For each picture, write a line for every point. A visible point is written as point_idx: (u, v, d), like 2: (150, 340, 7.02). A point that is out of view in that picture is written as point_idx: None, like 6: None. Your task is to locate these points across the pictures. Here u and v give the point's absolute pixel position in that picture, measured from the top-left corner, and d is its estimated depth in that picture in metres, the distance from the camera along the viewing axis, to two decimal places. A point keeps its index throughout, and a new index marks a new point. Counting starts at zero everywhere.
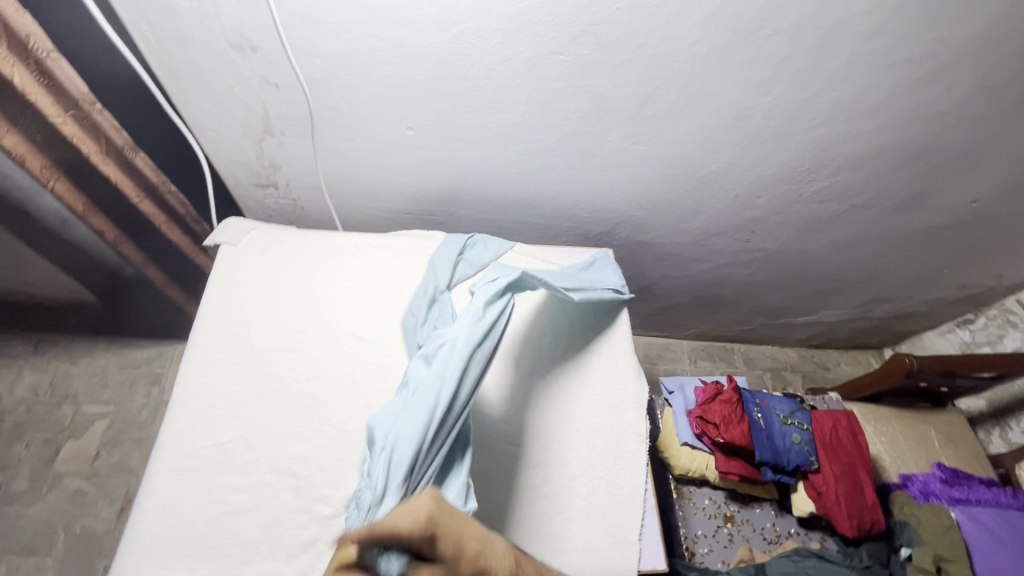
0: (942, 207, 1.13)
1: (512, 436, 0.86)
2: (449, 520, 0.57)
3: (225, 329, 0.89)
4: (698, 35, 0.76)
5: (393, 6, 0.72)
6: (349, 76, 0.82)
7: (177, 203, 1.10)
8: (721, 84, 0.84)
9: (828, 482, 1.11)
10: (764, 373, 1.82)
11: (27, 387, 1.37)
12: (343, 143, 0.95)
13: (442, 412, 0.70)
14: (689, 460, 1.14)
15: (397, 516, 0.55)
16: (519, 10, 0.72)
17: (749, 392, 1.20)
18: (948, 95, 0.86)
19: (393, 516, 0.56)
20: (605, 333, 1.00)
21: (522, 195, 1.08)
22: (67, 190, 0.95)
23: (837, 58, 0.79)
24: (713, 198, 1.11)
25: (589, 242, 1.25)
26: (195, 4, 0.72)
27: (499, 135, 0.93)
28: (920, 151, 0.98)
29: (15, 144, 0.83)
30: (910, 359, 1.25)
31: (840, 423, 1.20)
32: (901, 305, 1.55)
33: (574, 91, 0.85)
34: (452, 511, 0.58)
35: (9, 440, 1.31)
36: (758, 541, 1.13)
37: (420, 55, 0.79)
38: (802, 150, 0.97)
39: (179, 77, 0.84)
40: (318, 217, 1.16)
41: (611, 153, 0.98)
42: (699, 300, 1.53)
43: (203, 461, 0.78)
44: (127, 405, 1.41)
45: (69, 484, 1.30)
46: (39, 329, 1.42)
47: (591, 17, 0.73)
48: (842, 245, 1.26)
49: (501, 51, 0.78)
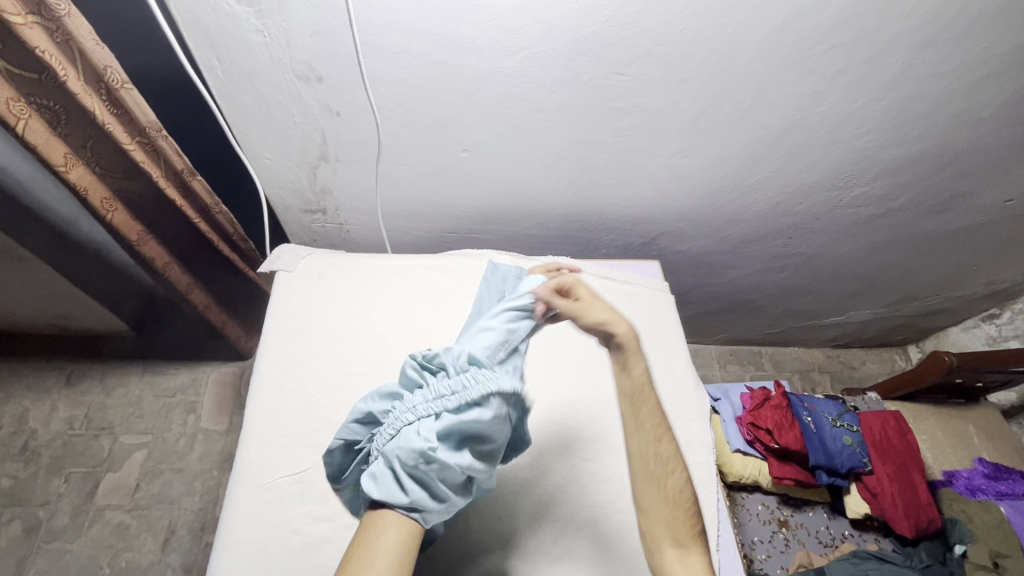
0: (978, 207, 1.15)
1: (584, 449, 0.85)
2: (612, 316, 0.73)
3: (291, 357, 0.90)
4: (757, 52, 0.78)
5: (463, 33, 0.74)
6: (411, 101, 0.83)
7: (228, 223, 1.06)
8: (774, 97, 0.86)
9: (882, 482, 1.14)
10: (793, 375, 1.84)
11: (62, 421, 1.31)
12: (397, 168, 0.96)
13: (407, 473, 0.56)
14: (743, 466, 1.15)
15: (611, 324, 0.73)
16: (587, 33, 0.74)
17: (797, 397, 1.24)
18: (994, 100, 0.88)
19: (610, 325, 0.73)
20: (663, 344, 1.02)
21: (568, 211, 1.09)
22: (124, 221, 0.91)
23: (889, 70, 0.82)
24: (755, 206, 1.12)
25: (629, 254, 1.26)
26: (267, 38, 0.75)
27: (552, 154, 0.94)
28: (960, 155, 1.00)
29: (80, 177, 0.81)
30: (948, 356, 1.25)
31: (888, 424, 1.24)
32: (929, 302, 1.57)
33: (629, 110, 0.86)
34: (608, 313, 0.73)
35: (47, 475, 1.24)
36: (814, 545, 1.12)
37: (485, 79, 0.80)
38: (848, 157, 0.99)
39: (243, 110, 0.86)
40: (363, 239, 1.17)
41: (661, 167, 0.99)
42: (730, 306, 1.55)
43: (282, 490, 0.77)
44: (165, 435, 1.33)
45: (110, 518, 1.22)
46: (71, 361, 1.37)
47: (656, 39, 0.75)
48: (876, 248, 1.28)
49: (563, 74, 0.80)
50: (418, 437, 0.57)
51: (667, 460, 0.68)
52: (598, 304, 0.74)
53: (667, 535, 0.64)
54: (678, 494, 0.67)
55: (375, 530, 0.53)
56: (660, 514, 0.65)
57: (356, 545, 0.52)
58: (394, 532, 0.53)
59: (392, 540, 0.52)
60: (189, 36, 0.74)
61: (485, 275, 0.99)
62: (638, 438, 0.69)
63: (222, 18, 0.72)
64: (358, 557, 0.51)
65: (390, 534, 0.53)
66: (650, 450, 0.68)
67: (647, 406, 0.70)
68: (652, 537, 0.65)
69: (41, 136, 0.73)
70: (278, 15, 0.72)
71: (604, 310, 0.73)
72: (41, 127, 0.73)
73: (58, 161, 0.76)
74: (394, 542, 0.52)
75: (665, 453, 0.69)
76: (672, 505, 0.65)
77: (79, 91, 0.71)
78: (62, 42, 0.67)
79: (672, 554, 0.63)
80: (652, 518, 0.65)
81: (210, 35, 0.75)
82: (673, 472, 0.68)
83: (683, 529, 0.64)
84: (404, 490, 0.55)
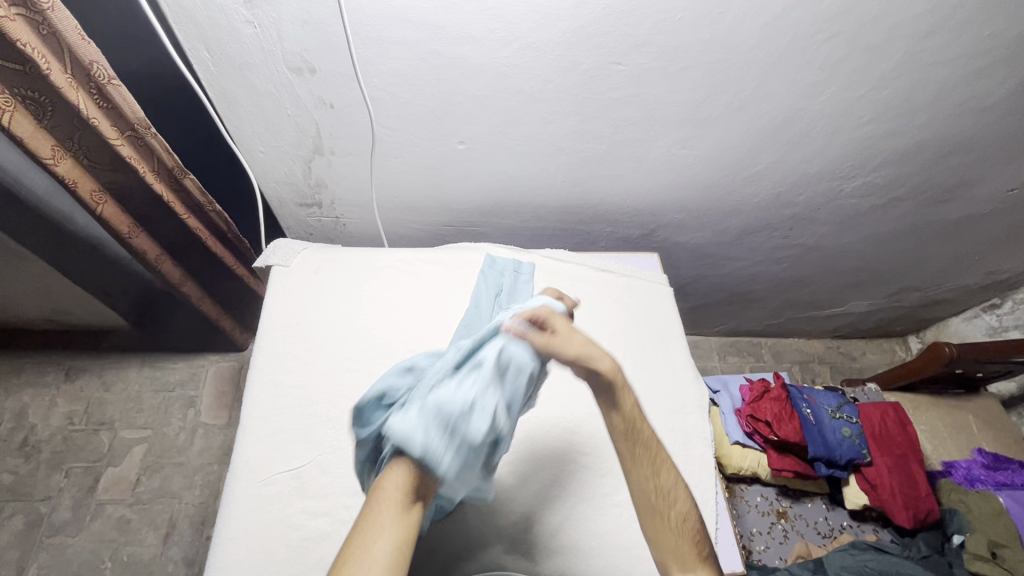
0: (981, 196, 1.14)
1: (580, 444, 0.84)
2: (594, 356, 0.65)
3: (286, 353, 0.89)
4: (757, 40, 0.76)
5: (457, 23, 0.72)
6: (405, 93, 0.82)
7: (221, 221, 1.05)
8: (774, 86, 0.84)
9: (881, 473, 1.15)
10: (793, 366, 1.83)
11: (61, 416, 1.31)
12: (392, 160, 0.95)
13: (435, 434, 0.55)
14: (741, 459, 1.14)
15: (594, 359, 0.65)
16: (584, 22, 0.73)
17: (796, 389, 1.24)
18: (999, 88, 0.87)
19: (592, 360, 0.65)
20: (662, 337, 1.02)
21: (566, 203, 1.08)
22: (114, 214, 0.91)
23: (891, 58, 0.80)
24: (755, 197, 1.11)
25: (628, 246, 1.25)
26: (258, 29, 0.73)
27: (550, 145, 0.93)
28: (963, 144, 0.98)
29: (68, 169, 0.80)
30: (948, 348, 1.25)
31: (888, 415, 1.23)
32: (930, 293, 1.56)
33: (628, 100, 0.85)
34: (587, 351, 0.65)
35: (48, 470, 1.25)
36: (812, 536, 1.13)
37: (481, 70, 0.79)
38: (850, 146, 0.98)
39: (235, 103, 0.85)
40: (359, 232, 1.16)
41: (659, 158, 0.98)
42: (730, 298, 1.54)
43: (280, 486, 0.77)
44: (165, 429, 1.33)
45: (112, 512, 1.22)
46: (69, 357, 1.37)
47: (654, 27, 0.74)
48: (878, 238, 1.27)
49: (561, 64, 0.78)
50: (459, 401, 0.56)
51: (670, 490, 0.66)
52: (578, 336, 0.66)
53: (674, 567, 0.63)
54: (686, 522, 0.65)
55: (370, 532, 0.50)
56: (667, 546, 0.65)
57: (347, 549, 0.49)
58: (390, 539, 0.50)
59: (383, 546, 0.49)
60: (177, 27, 0.73)
61: (484, 269, 1.01)
62: (636, 476, 0.67)
63: (211, 9, 0.71)
64: (350, 562, 0.48)
65: (385, 541, 0.50)
66: (645, 486, 0.67)
67: (638, 447, 0.68)
68: (663, 570, 0.65)
69: (26, 128, 0.73)
70: (267, 5, 0.70)
71: (584, 346, 0.65)
72: (26, 120, 0.72)
73: (46, 155, 0.76)
74: (388, 551, 0.49)
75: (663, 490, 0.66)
76: (677, 538, 0.64)
77: (64, 87, 0.70)
78: (48, 35, 0.66)
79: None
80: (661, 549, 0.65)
81: (199, 28, 0.73)
82: (675, 501, 0.66)
83: (690, 552, 0.63)
84: (424, 439, 0.55)
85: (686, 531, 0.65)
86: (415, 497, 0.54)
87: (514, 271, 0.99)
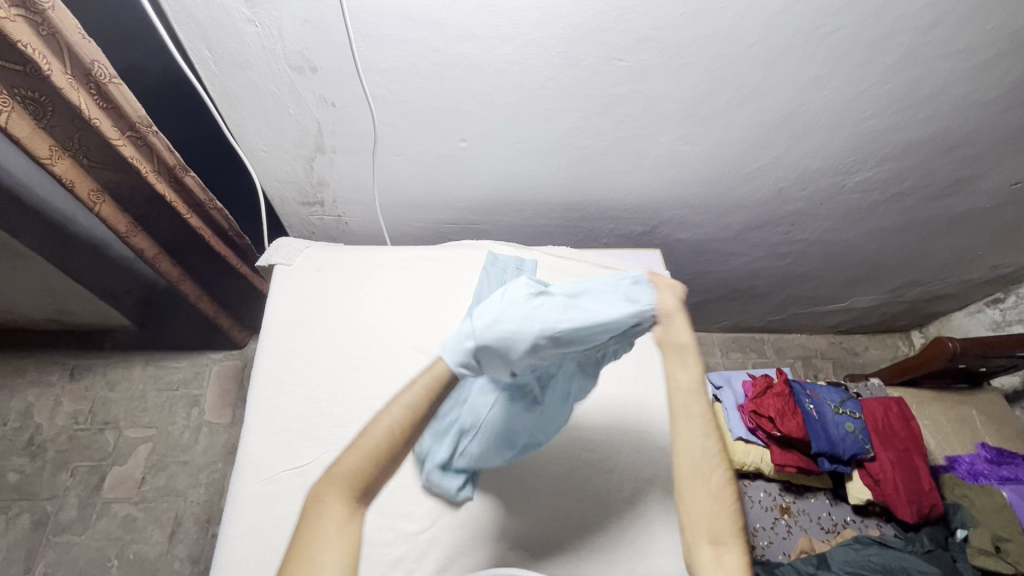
0: (985, 190, 1.13)
1: (585, 441, 0.87)
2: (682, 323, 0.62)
3: (290, 351, 0.89)
4: (759, 35, 0.76)
5: (458, 20, 0.72)
6: (407, 91, 0.82)
7: (222, 219, 1.05)
8: (776, 81, 0.84)
9: (884, 468, 1.14)
10: (796, 362, 1.83)
11: (67, 415, 1.31)
12: (394, 158, 0.95)
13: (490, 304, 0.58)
14: (745, 454, 1.15)
15: (677, 327, 0.62)
16: (585, 19, 0.73)
17: (799, 384, 1.24)
18: (1003, 81, 0.86)
19: (676, 329, 0.62)
20: None
21: (568, 200, 1.08)
22: (112, 213, 0.90)
23: (894, 52, 0.80)
24: (757, 193, 1.10)
25: (630, 242, 1.25)
26: (259, 27, 0.73)
27: (551, 142, 0.93)
28: (967, 138, 0.98)
29: (66, 169, 0.80)
30: (950, 342, 1.24)
31: (891, 410, 1.23)
32: (933, 288, 1.56)
33: (630, 96, 0.85)
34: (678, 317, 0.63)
35: (54, 469, 1.25)
36: (815, 531, 1.13)
37: (482, 67, 0.79)
38: (853, 141, 0.97)
39: (237, 102, 0.85)
40: (361, 230, 1.16)
41: (661, 154, 0.98)
42: (732, 294, 1.54)
43: (285, 484, 0.77)
44: (169, 428, 1.34)
45: (117, 510, 1.23)
46: (74, 357, 1.37)
47: (655, 23, 0.74)
48: (881, 233, 1.27)
49: (562, 61, 0.78)
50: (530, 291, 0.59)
51: (717, 458, 0.57)
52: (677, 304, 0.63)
53: (706, 536, 0.54)
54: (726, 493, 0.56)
55: (317, 535, 0.46)
56: (699, 516, 0.55)
57: (296, 556, 0.45)
58: (339, 549, 0.46)
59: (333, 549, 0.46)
60: (178, 26, 0.73)
61: (484, 266, 0.99)
62: (688, 435, 0.58)
63: (212, 7, 0.71)
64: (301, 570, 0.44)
65: (335, 553, 0.46)
66: (693, 449, 0.57)
67: (697, 408, 0.59)
68: (688, 544, 0.55)
69: (23, 129, 0.72)
70: (268, 3, 0.70)
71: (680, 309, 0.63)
72: (24, 120, 0.72)
73: (43, 155, 0.76)
74: (340, 561, 0.46)
75: (712, 458, 0.57)
76: (715, 513, 0.55)
77: (65, 86, 0.70)
78: (48, 35, 0.66)
79: (707, 555, 0.53)
80: (693, 517, 0.55)
81: (200, 26, 0.73)
82: (721, 471, 0.57)
83: (727, 526, 0.54)
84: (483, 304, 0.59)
85: (726, 506, 0.56)
86: (360, 495, 0.49)
87: (517, 267, 0.98)
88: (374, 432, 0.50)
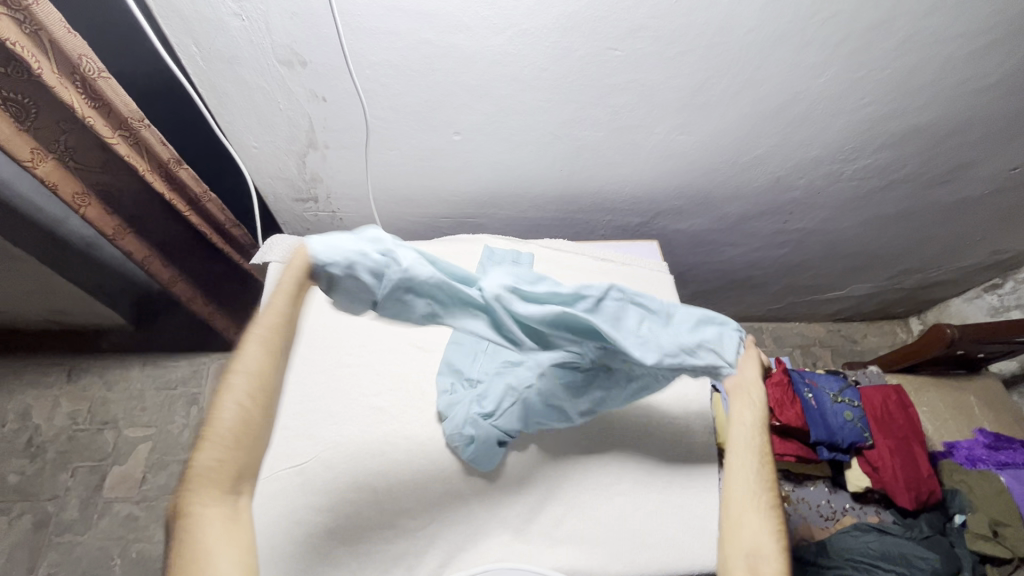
0: (983, 176, 1.13)
1: (586, 433, 0.87)
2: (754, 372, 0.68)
3: None
4: (755, 21, 0.75)
5: (449, 10, 0.70)
6: (399, 85, 0.81)
7: (217, 211, 1.04)
8: (773, 69, 0.83)
9: (883, 456, 1.14)
10: (794, 351, 1.83)
11: (65, 416, 1.31)
12: (387, 153, 0.94)
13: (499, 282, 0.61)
14: None
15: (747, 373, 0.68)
16: (578, 8, 0.71)
17: (798, 374, 1.24)
18: (1002, 65, 0.85)
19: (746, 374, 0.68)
20: None
21: (564, 193, 1.07)
22: (99, 216, 0.89)
23: (892, 37, 0.79)
24: (754, 182, 1.09)
25: (627, 234, 1.24)
26: (246, 22, 0.72)
27: (546, 134, 0.92)
28: (966, 123, 0.97)
29: (49, 171, 0.79)
30: (949, 329, 1.24)
31: (890, 398, 1.23)
32: (931, 274, 1.56)
33: (624, 86, 0.84)
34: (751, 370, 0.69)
35: (54, 470, 1.25)
36: (815, 518, 1.13)
37: (474, 58, 0.78)
38: (852, 127, 0.96)
39: (226, 98, 0.83)
40: (356, 226, 1.15)
41: (657, 145, 0.97)
42: (730, 284, 1.53)
43: (283, 482, 0.76)
44: (168, 427, 1.34)
45: (119, 509, 1.23)
46: (70, 357, 1.37)
47: (650, 11, 0.72)
48: (879, 221, 1.26)
49: (555, 51, 0.77)
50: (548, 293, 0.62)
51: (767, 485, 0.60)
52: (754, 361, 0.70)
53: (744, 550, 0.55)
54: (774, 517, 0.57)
55: (204, 542, 0.45)
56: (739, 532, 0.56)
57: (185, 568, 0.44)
58: (231, 545, 0.46)
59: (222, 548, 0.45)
60: (164, 22, 0.72)
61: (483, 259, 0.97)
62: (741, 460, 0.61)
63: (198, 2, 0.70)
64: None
65: (227, 549, 0.46)
66: (746, 477, 0.59)
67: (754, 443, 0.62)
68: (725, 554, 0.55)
69: (5, 131, 0.71)
70: None
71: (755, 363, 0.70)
72: (6, 122, 0.71)
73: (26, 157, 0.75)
74: (235, 553, 0.46)
75: (762, 486, 0.59)
76: (759, 535, 0.56)
77: (53, 84, 0.69)
78: (32, 33, 0.65)
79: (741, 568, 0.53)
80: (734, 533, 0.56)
81: (185, 20, 0.72)
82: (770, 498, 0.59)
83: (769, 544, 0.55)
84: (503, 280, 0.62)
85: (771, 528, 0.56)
86: (235, 485, 0.49)
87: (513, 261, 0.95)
88: (221, 422, 0.49)
